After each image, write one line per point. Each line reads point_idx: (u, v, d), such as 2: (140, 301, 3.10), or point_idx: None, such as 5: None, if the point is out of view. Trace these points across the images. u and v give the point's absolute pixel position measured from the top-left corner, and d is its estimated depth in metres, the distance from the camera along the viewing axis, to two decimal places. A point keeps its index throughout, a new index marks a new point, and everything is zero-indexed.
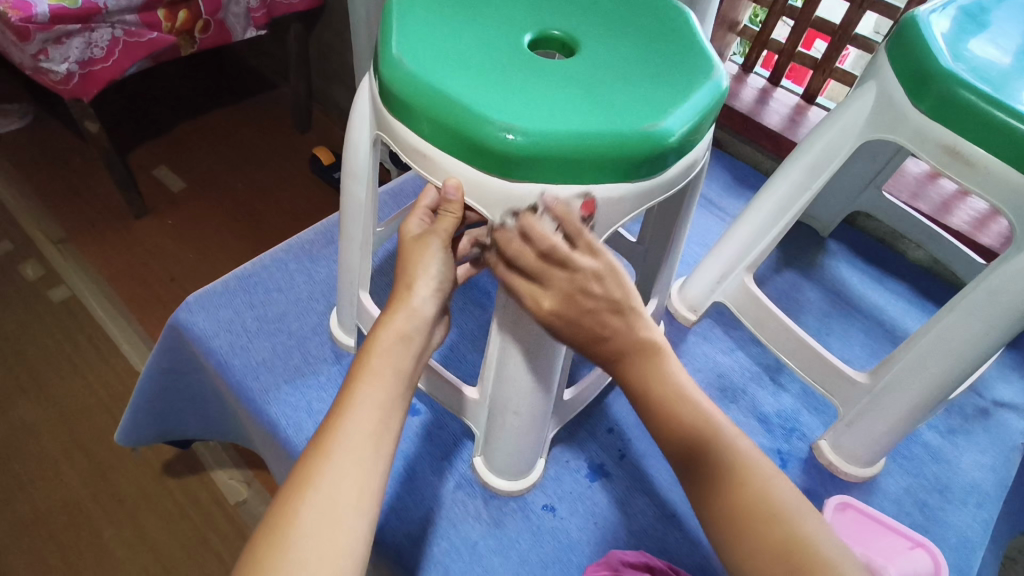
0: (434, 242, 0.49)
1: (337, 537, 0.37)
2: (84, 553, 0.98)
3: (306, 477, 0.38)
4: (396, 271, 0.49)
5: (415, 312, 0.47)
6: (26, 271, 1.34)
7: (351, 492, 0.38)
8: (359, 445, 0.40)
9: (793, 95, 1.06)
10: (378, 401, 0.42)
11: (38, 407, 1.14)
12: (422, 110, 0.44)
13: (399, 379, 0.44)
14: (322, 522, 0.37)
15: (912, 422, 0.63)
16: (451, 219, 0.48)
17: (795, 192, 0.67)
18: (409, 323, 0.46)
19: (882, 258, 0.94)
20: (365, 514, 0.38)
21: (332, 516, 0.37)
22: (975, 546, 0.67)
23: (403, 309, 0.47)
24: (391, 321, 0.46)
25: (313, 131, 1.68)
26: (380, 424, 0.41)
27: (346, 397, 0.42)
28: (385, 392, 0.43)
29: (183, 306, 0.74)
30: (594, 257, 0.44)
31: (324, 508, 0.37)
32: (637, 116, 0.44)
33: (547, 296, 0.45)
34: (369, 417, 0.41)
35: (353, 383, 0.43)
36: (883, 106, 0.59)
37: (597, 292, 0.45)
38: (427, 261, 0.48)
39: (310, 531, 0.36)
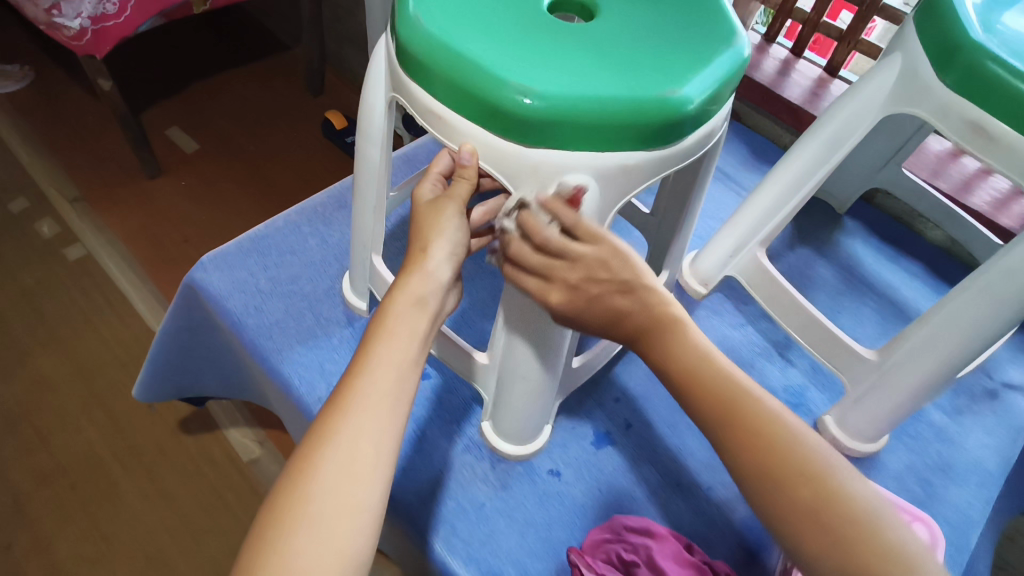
0: (450, 207, 0.49)
1: (356, 489, 0.38)
2: (103, 503, 1.02)
3: (325, 432, 0.39)
4: (409, 236, 0.50)
5: (429, 276, 0.47)
6: (43, 228, 1.35)
7: (369, 448, 0.39)
8: (376, 403, 0.41)
9: (816, 67, 1.03)
10: (396, 361, 0.43)
11: (56, 362, 1.17)
12: (438, 72, 0.44)
13: (416, 340, 0.44)
14: (340, 475, 0.38)
15: (919, 399, 0.63)
16: (466, 183, 0.48)
17: (814, 166, 0.66)
18: (424, 286, 0.46)
19: (898, 237, 0.93)
20: (383, 469, 0.39)
21: (350, 469, 0.38)
22: (974, 522, 0.68)
23: (418, 273, 0.47)
24: (406, 283, 0.46)
25: (326, 95, 1.66)
26: (397, 384, 0.42)
27: (363, 357, 0.43)
28: (402, 352, 0.43)
29: (198, 265, 0.75)
30: (594, 243, 0.45)
31: (343, 462, 0.38)
32: (655, 82, 0.44)
33: (555, 290, 0.47)
34: (386, 376, 0.42)
35: (370, 343, 0.43)
36: (908, 78, 0.58)
37: (603, 276, 0.46)
38: (442, 225, 0.48)
39: (329, 484, 0.37)
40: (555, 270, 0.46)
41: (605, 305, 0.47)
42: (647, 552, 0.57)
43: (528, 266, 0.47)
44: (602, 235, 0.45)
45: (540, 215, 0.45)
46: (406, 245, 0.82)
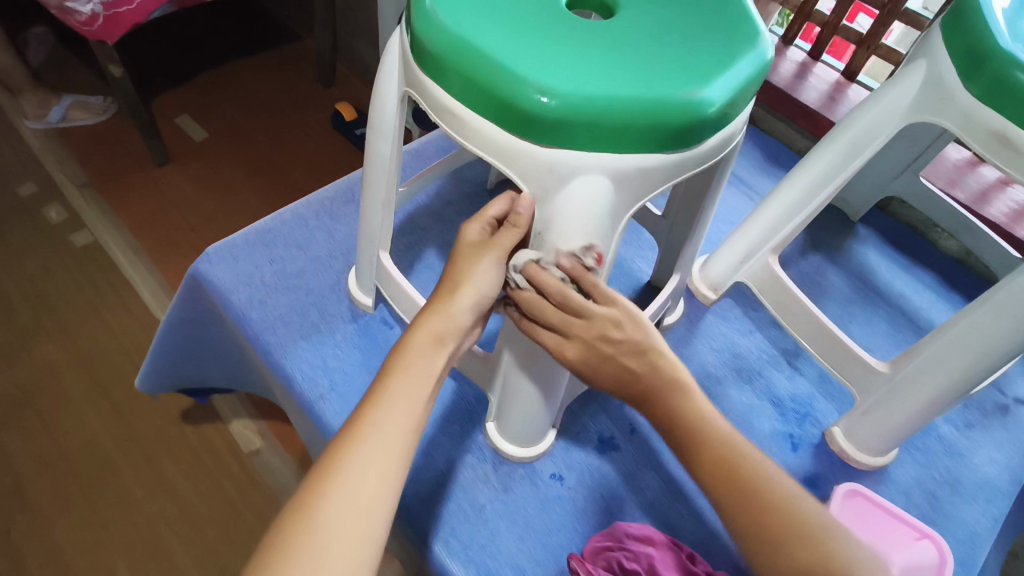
0: (492, 256, 0.46)
1: (363, 518, 0.37)
2: (104, 490, 1.02)
3: (335, 461, 0.39)
4: (445, 274, 0.48)
5: (453, 316, 0.45)
6: (50, 214, 1.35)
7: (378, 478, 0.39)
8: (389, 436, 0.40)
9: (833, 71, 1.02)
10: (410, 396, 0.42)
11: (60, 347, 1.16)
12: (452, 66, 0.43)
13: (432, 377, 0.44)
14: (348, 504, 0.37)
15: (930, 414, 0.62)
16: (512, 233, 0.46)
17: (831, 172, 0.65)
18: (448, 323, 0.45)
19: (911, 247, 0.92)
20: (390, 500, 0.39)
21: (359, 500, 0.38)
22: (981, 540, 0.67)
23: (442, 311, 0.46)
24: (428, 320, 0.45)
25: (336, 87, 1.66)
26: (410, 417, 0.42)
27: (379, 387, 0.43)
28: (416, 386, 0.43)
29: (204, 257, 0.74)
30: (610, 305, 0.47)
31: (352, 492, 0.38)
32: (676, 83, 0.43)
33: (571, 346, 0.47)
34: (399, 409, 0.42)
35: (387, 373, 0.43)
36: (932, 85, 0.57)
37: (616, 337, 0.47)
38: (478, 272, 0.46)
39: (337, 513, 0.37)
40: (573, 327, 0.46)
41: (617, 363, 0.48)
42: (649, 561, 0.56)
43: (544, 322, 0.47)
44: (618, 299, 0.47)
45: (552, 270, 0.45)
46: (413, 242, 0.82)
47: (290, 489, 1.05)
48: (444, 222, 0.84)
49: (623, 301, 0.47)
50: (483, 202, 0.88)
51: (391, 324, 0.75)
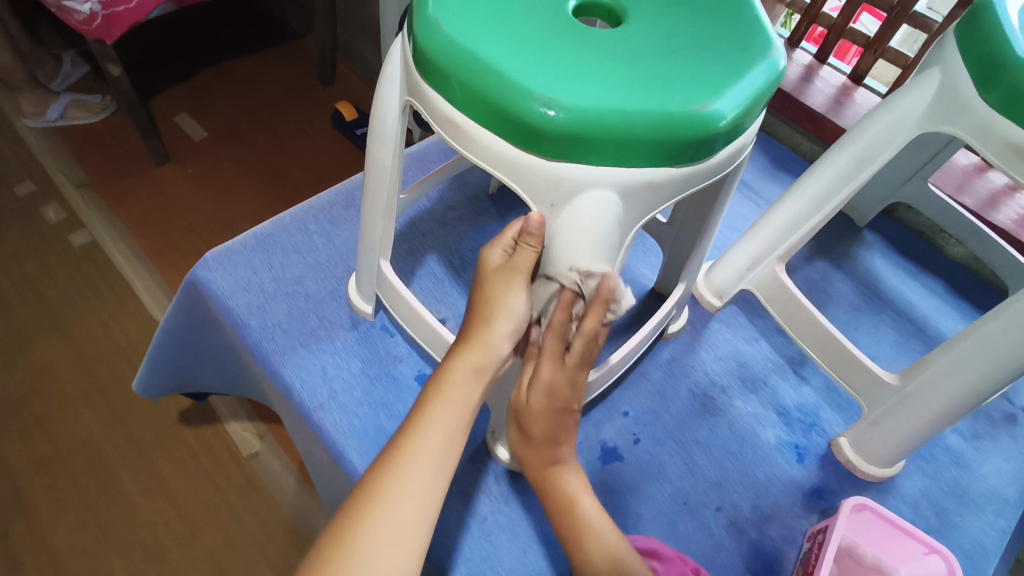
0: (518, 279, 0.46)
1: (395, 552, 0.38)
2: (101, 493, 1.01)
3: (373, 496, 0.40)
4: (473, 299, 0.48)
5: (490, 349, 0.46)
6: (48, 213, 1.34)
7: (414, 515, 0.39)
8: (424, 472, 0.41)
9: (840, 74, 1.01)
10: (447, 431, 0.43)
11: (58, 349, 1.15)
12: (456, 77, 0.42)
13: (468, 411, 0.44)
14: (385, 541, 0.38)
15: (939, 427, 0.61)
16: (530, 253, 0.45)
17: (840, 181, 0.64)
18: (485, 355, 0.45)
19: (918, 253, 0.91)
20: (424, 535, 0.39)
21: (395, 536, 0.38)
22: (989, 553, 0.66)
23: (479, 344, 0.46)
24: (466, 353, 0.45)
25: (337, 86, 1.64)
26: (445, 452, 0.42)
27: (418, 419, 0.44)
28: (452, 421, 0.43)
29: (202, 262, 0.73)
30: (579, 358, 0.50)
31: (388, 529, 0.38)
32: (686, 95, 0.42)
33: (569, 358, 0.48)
34: (435, 444, 0.42)
35: (425, 405, 0.44)
36: (945, 94, 0.56)
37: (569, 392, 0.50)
38: (507, 297, 0.46)
39: (372, 548, 0.38)
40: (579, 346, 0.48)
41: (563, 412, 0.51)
42: None
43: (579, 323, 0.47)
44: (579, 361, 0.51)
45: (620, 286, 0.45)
46: (414, 247, 0.81)
47: (289, 493, 1.04)
48: (446, 227, 0.83)
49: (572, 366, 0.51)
50: (485, 207, 0.87)
51: (392, 332, 0.74)
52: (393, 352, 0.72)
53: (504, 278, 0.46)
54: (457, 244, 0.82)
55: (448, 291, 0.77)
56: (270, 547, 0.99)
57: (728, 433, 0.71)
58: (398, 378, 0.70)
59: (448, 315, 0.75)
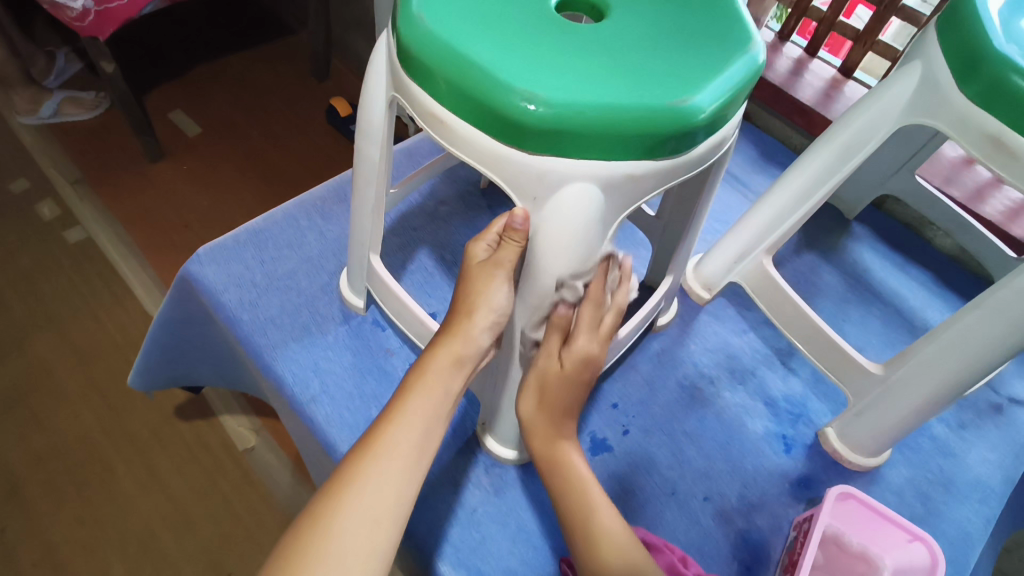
0: (500, 274, 0.48)
1: (375, 529, 0.40)
2: (98, 488, 1.02)
3: (353, 473, 0.42)
4: (457, 292, 0.50)
5: (470, 341, 0.48)
6: (43, 210, 1.34)
7: (392, 491, 0.42)
8: (404, 452, 0.43)
9: (829, 67, 1.01)
10: (427, 415, 0.46)
11: (53, 345, 1.16)
12: (439, 72, 0.42)
13: (447, 399, 0.47)
14: (365, 514, 0.40)
15: (922, 417, 0.62)
16: (513, 248, 0.47)
17: (824, 173, 0.64)
18: (466, 345, 0.48)
19: (906, 245, 0.92)
20: (402, 511, 0.42)
21: (374, 510, 0.40)
22: (973, 540, 0.67)
23: (460, 334, 0.48)
24: (447, 344, 0.48)
25: (331, 81, 1.64)
26: (425, 435, 0.45)
27: (397, 405, 0.46)
28: (432, 407, 0.46)
29: (194, 257, 0.74)
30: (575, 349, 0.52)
31: (368, 503, 0.40)
32: (666, 90, 0.42)
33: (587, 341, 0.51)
34: (416, 427, 0.45)
35: (406, 393, 0.46)
36: (927, 87, 0.56)
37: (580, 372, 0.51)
38: (490, 292, 0.48)
39: (352, 524, 0.39)
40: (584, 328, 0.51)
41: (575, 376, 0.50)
42: None
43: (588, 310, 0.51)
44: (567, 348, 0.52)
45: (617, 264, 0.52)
46: (405, 242, 0.81)
47: (285, 486, 1.05)
48: (437, 221, 0.84)
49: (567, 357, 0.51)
50: (476, 202, 0.87)
51: (383, 325, 0.75)
52: (384, 346, 0.73)
53: (487, 273, 0.48)
54: (448, 238, 0.82)
55: (439, 285, 0.78)
56: (266, 539, 1.00)
57: (716, 423, 0.72)
58: (389, 371, 0.71)
59: (438, 309, 0.75)
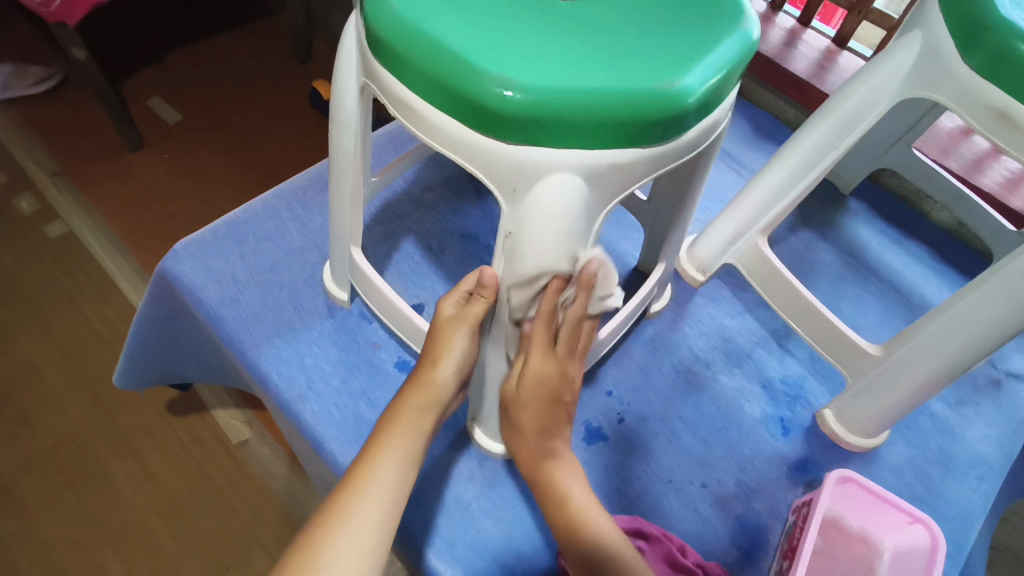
0: (462, 327, 0.51)
1: (360, 559, 0.43)
2: (91, 487, 1.00)
3: (337, 510, 0.45)
4: (425, 342, 0.53)
5: (437, 387, 0.51)
6: (21, 204, 1.30)
7: (374, 525, 0.44)
8: (384, 485, 0.46)
9: (823, 37, 0.98)
10: (400, 457, 0.48)
11: (38, 343, 1.13)
12: (410, 58, 0.40)
13: (419, 441, 0.50)
14: (346, 553, 0.42)
15: (922, 397, 0.61)
16: (482, 303, 0.50)
17: (820, 150, 0.62)
18: (432, 393, 0.51)
19: (903, 219, 0.90)
20: (384, 544, 0.44)
21: (355, 548, 0.43)
22: (973, 519, 0.67)
23: (426, 383, 0.51)
24: (413, 395, 0.52)
25: (314, 63, 1.59)
26: (400, 474, 0.47)
27: (375, 444, 0.49)
28: (405, 448, 0.49)
29: (171, 253, 0.71)
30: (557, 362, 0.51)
31: (348, 544, 0.43)
32: (653, 72, 0.40)
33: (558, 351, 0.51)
34: (391, 467, 0.47)
35: (383, 433, 0.50)
36: (926, 58, 0.54)
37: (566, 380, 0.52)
38: (453, 344, 0.51)
39: (339, 556, 0.42)
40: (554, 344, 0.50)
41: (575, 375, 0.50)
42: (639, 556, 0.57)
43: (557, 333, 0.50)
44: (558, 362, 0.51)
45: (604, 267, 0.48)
46: (390, 231, 0.79)
47: (281, 479, 1.04)
48: (423, 208, 0.81)
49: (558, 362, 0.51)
50: (463, 186, 0.85)
51: (369, 318, 0.73)
52: (371, 340, 0.71)
53: (451, 327, 0.51)
54: (435, 226, 0.80)
55: (427, 274, 0.75)
56: (262, 533, 0.99)
57: (713, 407, 0.71)
58: (377, 366, 0.69)
59: (426, 299, 0.73)
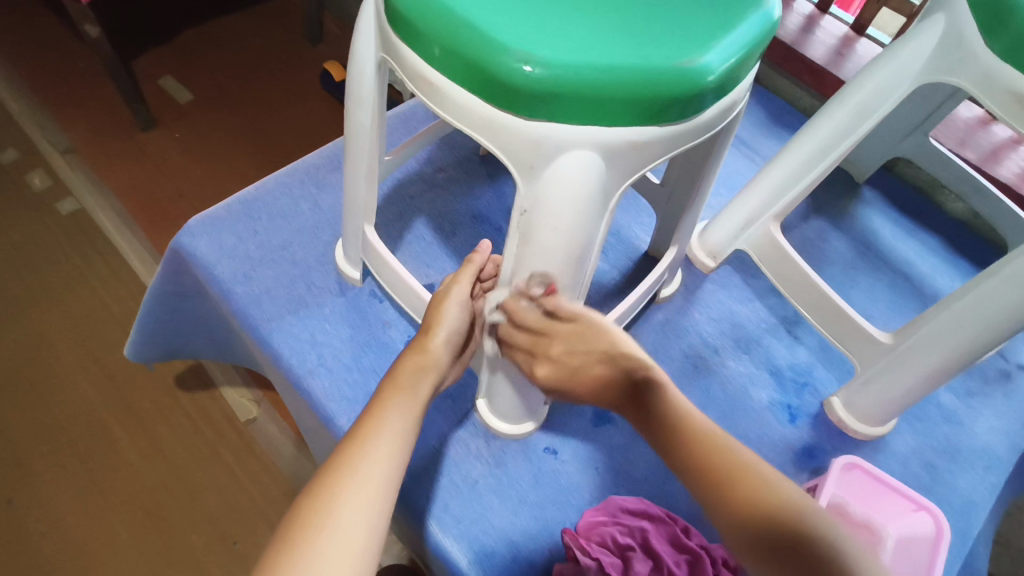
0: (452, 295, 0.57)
1: (369, 505, 0.42)
2: (101, 460, 1.01)
3: (345, 459, 0.44)
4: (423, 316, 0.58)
5: (430, 354, 0.53)
6: (34, 181, 1.31)
7: (381, 473, 0.44)
8: (388, 436, 0.46)
9: (841, 24, 0.97)
10: (404, 410, 0.48)
11: (50, 318, 1.15)
12: (431, 32, 0.40)
13: (421, 396, 0.50)
14: (358, 495, 0.42)
15: (933, 385, 0.61)
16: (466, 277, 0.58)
17: (838, 135, 0.62)
18: (427, 356, 0.53)
19: (917, 210, 0.89)
20: (391, 491, 0.43)
21: (367, 488, 0.42)
22: (977, 508, 0.67)
23: (419, 350, 0.54)
24: (410, 358, 0.53)
25: (325, 44, 1.59)
26: (405, 426, 0.47)
27: (379, 402, 0.49)
28: (406, 400, 0.49)
29: (185, 229, 0.72)
30: (574, 320, 0.53)
31: (358, 490, 0.42)
32: (674, 50, 0.40)
33: (542, 365, 0.54)
34: (395, 417, 0.47)
35: (385, 391, 0.50)
36: (950, 42, 0.53)
37: (581, 348, 0.54)
38: (444, 311, 0.56)
39: (351, 501, 0.41)
40: (541, 345, 0.54)
41: (586, 372, 0.55)
42: (643, 536, 0.57)
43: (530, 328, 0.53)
44: (582, 314, 0.53)
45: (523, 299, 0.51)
46: (402, 211, 0.79)
47: (288, 457, 1.05)
48: (435, 189, 0.81)
49: (585, 316, 0.53)
50: (475, 168, 0.85)
51: (380, 297, 0.73)
52: (382, 318, 0.71)
53: (442, 296, 0.57)
54: (447, 207, 0.80)
55: (438, 255, 0.76)
56: (270, 508, 1.01)
57: (720, 392, 0.71)
58: (387, 344, 0.70)
59: (437, 280, 0.74)
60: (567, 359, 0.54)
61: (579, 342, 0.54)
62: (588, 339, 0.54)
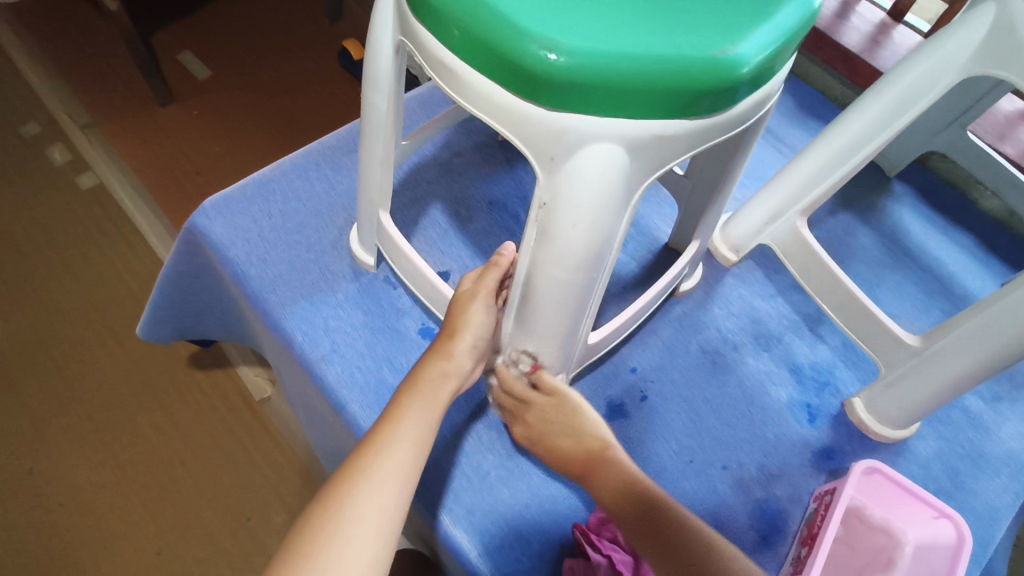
0: (478, 300, 0.55)
1: (380, 516, 0.41)
2: (118, 434, 1.03)
3: (358, 466, 0.43)
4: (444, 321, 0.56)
5: (453, 358, 0.53)
6: (55, 155, 1.32)
7: (394, 482, 0.43)
8: (404, 444, 0.45)
9: (878, 10, 0.93)
10: (421, 418, 0.48)
11: (68, 292, 1.15)
12: (453, 15, 0.38)
13: (440, 403, 0.50)
14: (369, 505, 0.41)
15: (959, 391, 0.59)
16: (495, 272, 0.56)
17: (873, 129, 0.59)
18: (451, 361, 0.52)
19: (949, 206, 0.86)
20: (404, 503, 0.43)
21: (378, 497, 0.42)
22: (1000, 516, 0.65)
23: (444, 353, 0.53)
24: (433, 362, 0.52)
25: (345, 22, 1.57)
26: (421, 434, 0.47)
27: (396, 408, 0.48)
28: (423, 410, 0.48)
29: (200, 210, 0.71)
30: (553, 393, 0.58)
31: (371, 501, 0.41)
32: (707, 39, 0.38)
33: (517, 424, 0.61)
34: (410, 430, 0.46)
35: (403, 397, 0.49)
36: (999, 33, 0.50)
37: (555, 418, 0.59)
38: (471, 318, 0.54)
39: (362, 510, 0.41)
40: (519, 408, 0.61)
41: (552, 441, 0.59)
42: None
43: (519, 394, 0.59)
44: (559, 389, 0.58)
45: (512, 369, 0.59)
46: (418, 196, 0.77)
47: (300, 438, 1.05)
48: (452, 174, 0.80)
49: (563, 390, 0.59)
50: (493, 154, 0.83)
51: (394, 284, 0.72)
52: (395, 305, 0.71)
53: (467, 301, 0.55)
54: (464, 193, 0.79)
55: (453, 242, 0.74)
56: (283, 487, 1.02)
57: (738, 390, 0.70)
58: (401, 331, 0.69)
59: (452, 267, 0.72)
60: (537, 425, 0.59)
61: (554, 415, 0.59)
62: (562, 414, 0.59)
